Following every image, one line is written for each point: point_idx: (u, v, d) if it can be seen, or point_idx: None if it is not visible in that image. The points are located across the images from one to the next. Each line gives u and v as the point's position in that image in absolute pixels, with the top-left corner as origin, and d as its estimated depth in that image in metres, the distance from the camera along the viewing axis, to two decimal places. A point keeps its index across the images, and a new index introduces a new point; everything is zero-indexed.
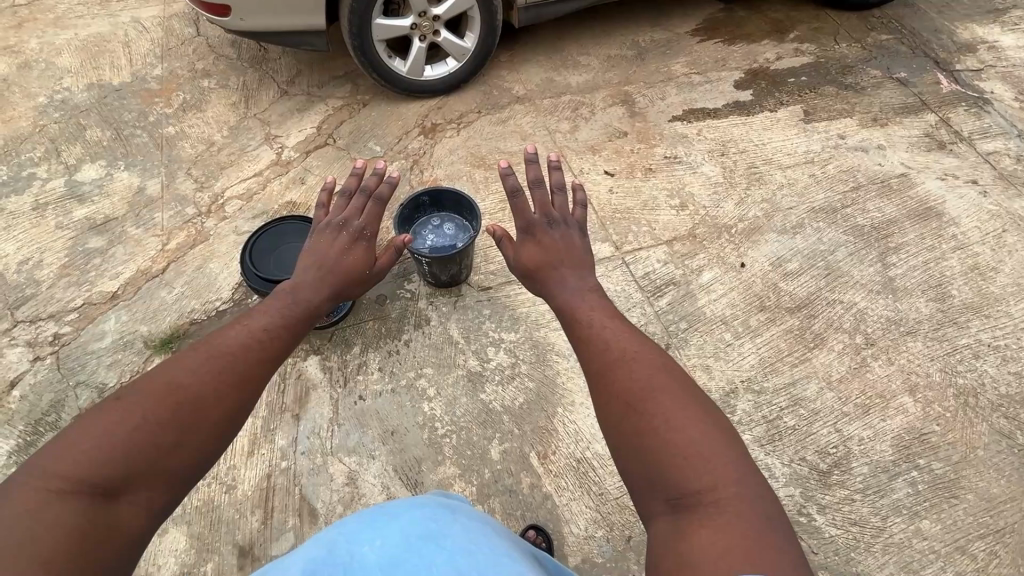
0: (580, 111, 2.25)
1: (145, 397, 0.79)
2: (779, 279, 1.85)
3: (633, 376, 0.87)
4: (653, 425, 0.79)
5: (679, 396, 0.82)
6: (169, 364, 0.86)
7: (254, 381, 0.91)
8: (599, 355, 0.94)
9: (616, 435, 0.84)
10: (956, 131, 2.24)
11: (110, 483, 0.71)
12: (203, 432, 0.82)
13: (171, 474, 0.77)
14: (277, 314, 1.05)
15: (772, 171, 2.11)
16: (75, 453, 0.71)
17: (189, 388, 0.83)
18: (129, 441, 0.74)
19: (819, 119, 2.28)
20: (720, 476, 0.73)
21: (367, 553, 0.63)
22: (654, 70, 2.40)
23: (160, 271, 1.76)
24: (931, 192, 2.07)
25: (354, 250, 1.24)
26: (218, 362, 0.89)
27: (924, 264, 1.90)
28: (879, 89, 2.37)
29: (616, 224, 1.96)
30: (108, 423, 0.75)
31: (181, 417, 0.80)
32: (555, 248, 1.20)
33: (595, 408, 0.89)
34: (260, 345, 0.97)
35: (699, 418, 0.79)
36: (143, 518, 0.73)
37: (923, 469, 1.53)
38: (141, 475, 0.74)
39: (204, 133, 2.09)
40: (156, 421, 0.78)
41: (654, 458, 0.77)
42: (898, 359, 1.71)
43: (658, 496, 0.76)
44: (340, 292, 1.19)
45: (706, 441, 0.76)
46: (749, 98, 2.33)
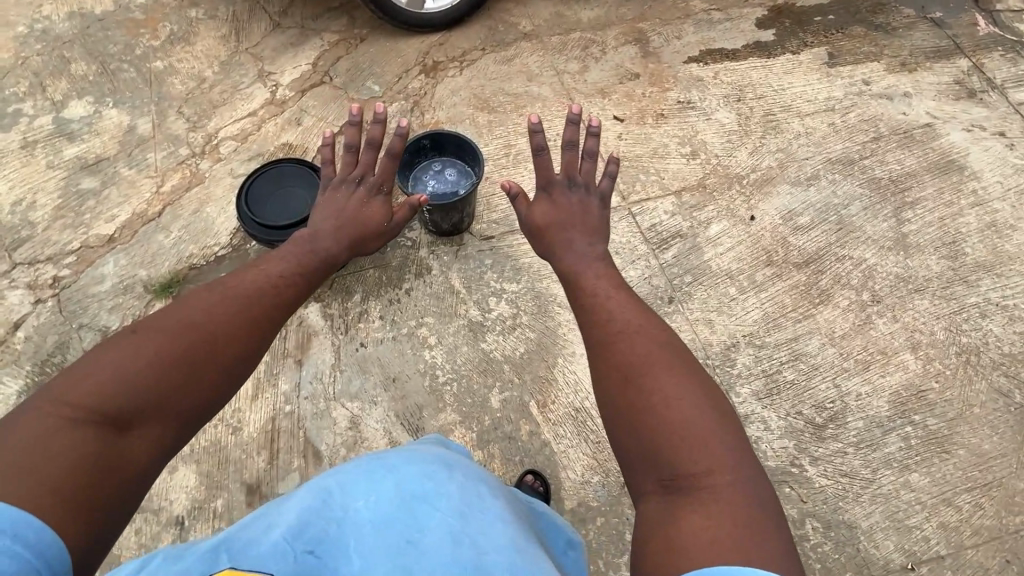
0: (591, 50, 2.12)
1: (157, 334, 0.80)
2: (789, 234, 1.81)
3: (633, 351, 0.91)
4: (652, 401, 0.83)
5: (679, 374, 0.87)
6: (183, 303, 0.87)
7: (266, 326, 0.93)
8: (602, 325, 0.98)
9: (612, 407, 0.88)
10: (989, 79, 2.11)
11: (120, 417, 0.72)
12: (215, 373, 0.82)
13: (182, 412, 0.78)
14: (291, 262, 1.07)
15: (789, 119, 2.02)
16: (87, 382, 0.72)
17: (203, 327, 0.84)
18: (140, 375, 0.75)
19: (844, 63, 2.15)
20: (716, 460, 0.77)
21: (361, 508, 0.67)
22: (671, 6, 2.24)
23: (157, 214, 1.73)
24: (955, 144, 1.98)
25: (374, 201, 1.23)
26: (233, 305, 0.91)
27: (939, 221, 1.85)
28: (912, 30, 2.22)
29: (623, 172, 1.89)
30: (120, 358, 0.75)
31: (192, 356, 0.81)
32: (569, 211, 1.20)
33: (593, 381, 0.93)
34: (276, 293, 0.98)
35: (700, 398, 0.83)
36: (153, 455, 0.74)
37: (918, 425, 1.55)
38: (150, 410, 0.75)
39: (195, 69, 1.99)
40: (168, 359, 0.78)
41: (651, 431, 0.81)
42: (903, 316, 1.70)
43: (650, 473, 0.80)
44: (363, 244, 1.20)
45: (705, 422, 0.81)
46: (771, 39, 2.18)
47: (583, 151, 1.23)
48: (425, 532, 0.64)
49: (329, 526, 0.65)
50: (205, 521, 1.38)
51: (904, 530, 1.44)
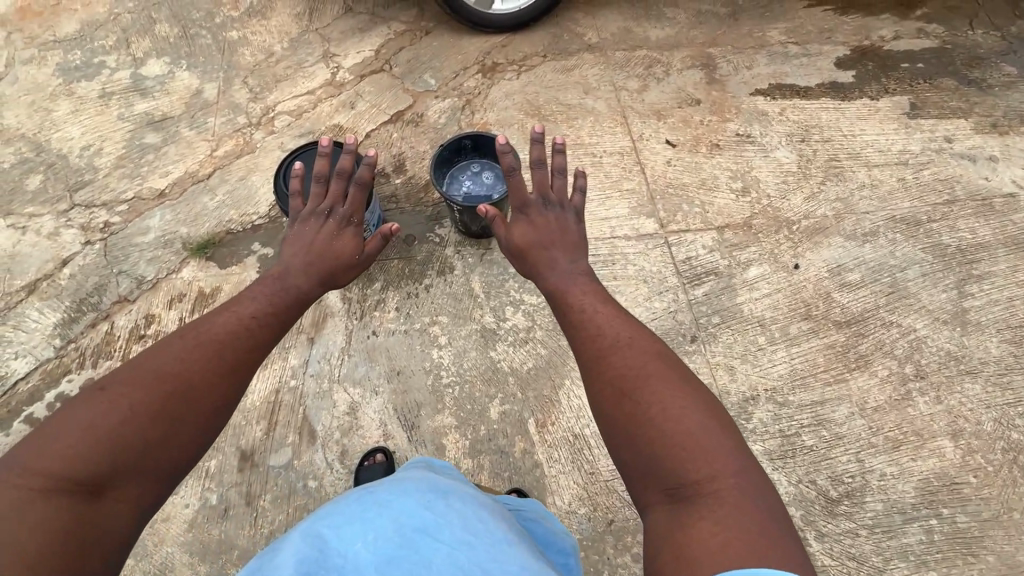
0: (654, 69, 2.06)
1: (130, 389, 0.83)
2: (833, 289, 1.70)
3: (627, 363, 0.90)
4: (650, 412, 0.82)
5: (675, 384, 0.86)
6: (156, 353, 0.89)
7: (244, 368, 0.96)
8: (593, 340, 0.97)
9: (607, 422, 0.87)
10: None
11: (92, 480, 0.74)
12: (194, 419, 0.86)
13: (157, 470, 0.81)
14: (271, 304, 1.09)
15: (855, 167, 1.89)
16: (59, 449, 0.74)
17: (176, 376, 0.87)
18: (110, 436, 0.77)
19: (927, 115, 2.00)
20: (721, 466, 0.76)
21: (355, 552, 0.64)
22: (746, 35, 2.15)
23: (206, 176, 1.80)
24: None
25: (347, 233, 1.26)
26: (208, 349, 0.93)
27: (1008, 300, 1.69)
28: (1010, 89, 2.05)
29: (666, 199, 1.82)
30: (97, 415, 0.78)
31: (162, 411, 0.83)
32: (548, 229, 1.20)
33: (589, 397, 0.92)
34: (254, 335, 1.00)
35: (698, 406, 0.83)
36: (130, 514, 0.77)
37: (944, 520, 1.42)
38: (126, 468, 0.78)
39: (266, 42, 2.07)
40: (144, 412, 0.81)
41: (649, 445, 0.80)
42: (948, 399, 1.56)
43: (654, 486, 0.79)
44: (338, 275, 1.23)
45: (705, 431, 0.79)
46: (849, 81, 2.06)
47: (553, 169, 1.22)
48: (431, 568, 0.63)
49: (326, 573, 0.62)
50: (197, 479, 1.42)
51: None
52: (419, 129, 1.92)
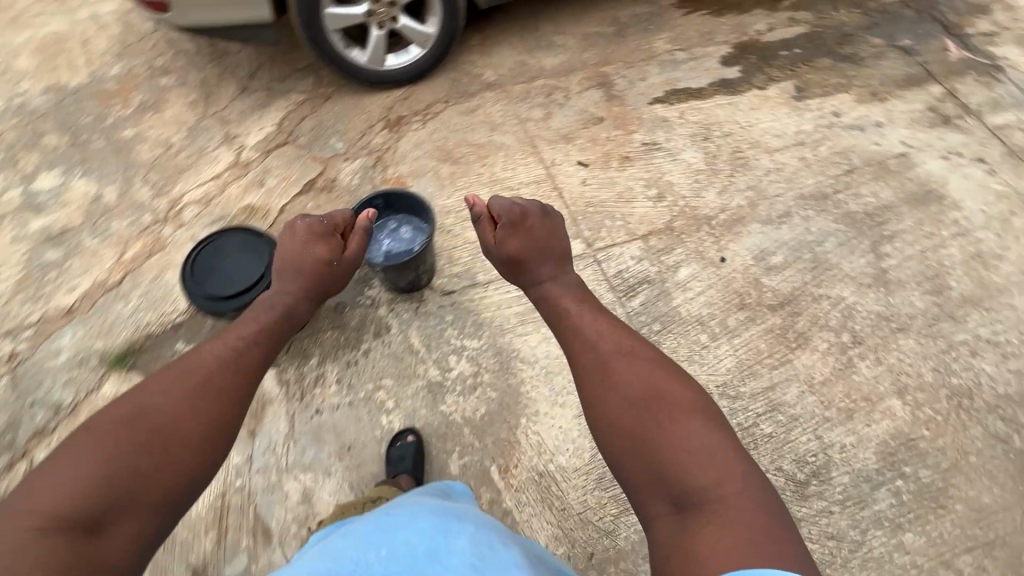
0: (554, 96, 2.13)
1: (120, 425, 0.85)
2: (760, 274, 1.75)
3: (629, 371, 0.94)
4: (655, 423, 0.86)
5: (676, 391, 0.90)
6: (151, 389, 0.92)
7: (239, 399, 0.98)
8: (592, 349, 1.00)
9: (611, 427, 0.91)
10: (963, 104, 2.08)
11: (92, 516, 0.76)
12: (191, 453, 0.89)
13: (156, 508, 0.83)
14: (262, 333, 1.11)
15: (758, 155, 1.98)
16: (53, 489, 0.76)
17: (165, 408, 0.90)
18: (109, 474, 0.80)
19: (813, 95, 2.12)
20: (724, 470, 0.80)
21: (373, 559, 0.70)
22: (634, 49, 2.25)
23: (116, 283, 1.72)
24: (932, 173, 1.93)
25: (327, 241, 1.28)
26: (203, 385, 0.96)
27: (921, 254, 1.77)
28: (881, 59, 2.20)
29: (588, 218, 1.85)
30: (96, 456, 0.81)
31: (160, 450, 0.86)
32: (543, 237, 1.24)
33: (591, 406, 0.95)
34: (247, 367, 1.02)
35: (702, 415, 0.86)
36: (129, 551, 0.79)
37: (909, 478, 1.45)
38: (122, 504, 0.80)
39: (162, 135, 2.03)
40: (133, 444, 0.84)
41: (654, 453, 0.84)
42: (888, 359, 1.61)
43: (660, 495, 0.82)
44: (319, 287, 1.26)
45: (707, 434, 0.84)
46: (736, 76, 2.17)
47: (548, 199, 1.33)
48: None
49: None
50: None
51: None
52: (333, 194, 1.90)
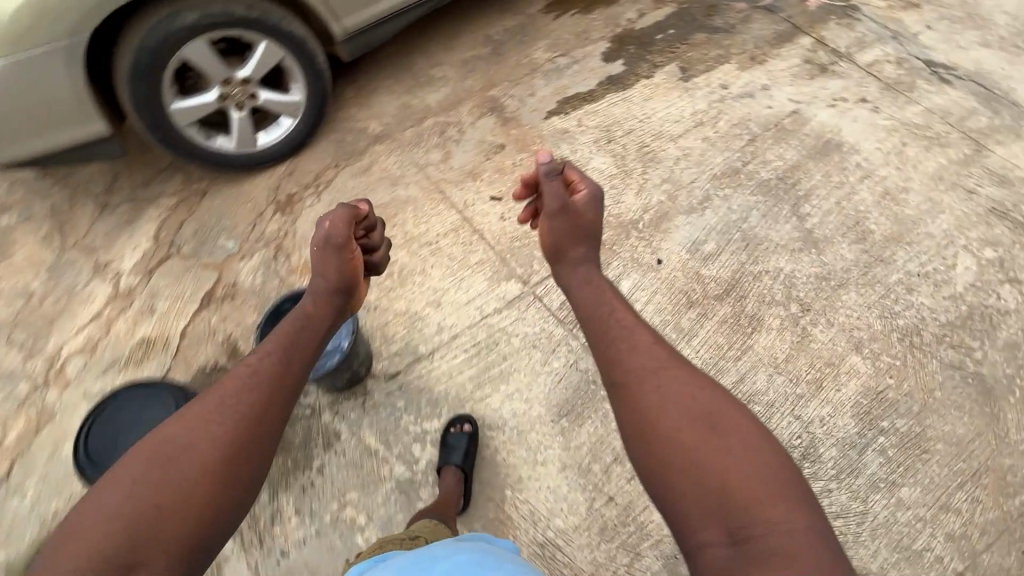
0: (448, 133, 2.02)
1: (145, 465, 0.83)
2: (699, 266, 1.72)
3: (686, 389, 0.97)
4: (716, 444, 0.88)
5: (736, 418, 0.93)
6: (180, 421, 0.89)
7: (264, 423, 0.93)
8: (641, 360, 1.04)
9: (665, 445, 0.91)
10: (833, 50, 2.16)
11: (117, 564, 0.74)
12: (219, 487, 0.84)
13: (186, 551, 0.79)
14: (281, 346, 1.05)
15: (663, 145, 1.96)
16: (83, 546, 0.74)
17: (191, 441, 0.86)
18: (137, 515, 0.78)
19: (698, 72, 2.13)
20: (785, 508, 0.81)
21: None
22: (516, 65, 2.18)
23: (3, 475, 1.46)
24: (826, 123, 1.98)
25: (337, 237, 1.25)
26: (229, 413, 0.91)
27: (837, 206, 1.81)
28: (749, 22, 2.25)
29: (517, 254, 1.76)
30: (123, 500, 0.79)
31: (187, 488, 0.82)
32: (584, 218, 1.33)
33: (646, 412, 0.96)
34: (271, 387, 0.97)
35: (760, 445, 0.89)
36: None
37: (889, 432, 1.46)
38: (151, 550, 0.76)
39: (19, 283, 1.75)
40: (156, 485, 0.81)
41: (714, 476, 0.85)
42: (837, 318, 1.63)
43: (715, 523, 0.82)
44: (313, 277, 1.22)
45: (766, 466, 0.86)
46: (621, 70, 2.15)
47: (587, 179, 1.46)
48: None
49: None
50: None
51: (915, 558, 1.32)
52: (238, 300, 1.71)
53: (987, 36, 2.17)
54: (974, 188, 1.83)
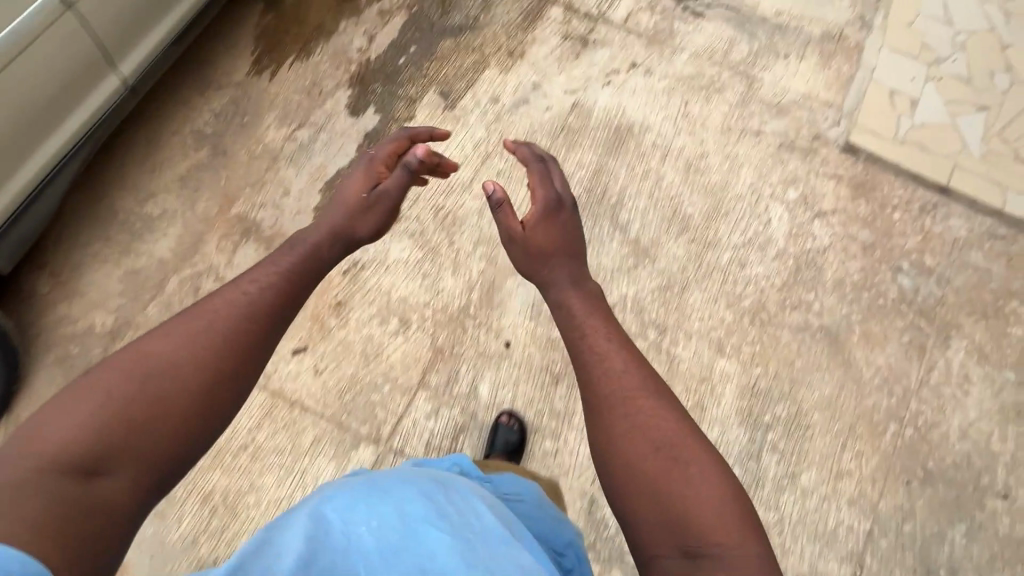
0: (206, 287, 1.59)
1: (137, 361, 0.82)
2: (549, 330, 1.56)
3: (652, 414, 0.91)
4: (676, 471, 0.84)
5: (699, 449, 0.87)
6: (162, 335, 0.87)
7: (245, 345, 0.91)
8: (609, 381, 0.96)
9: (630, 471, 0.87)
10: (586, 13, 1.96)
11: (89, 461, 0.72)
12: (199, 397, 0.84)
13: (165, 453, 0.79)
14: (279, 280, 1.03)
15: (459, 200, 1.70)
16: (58, 433, 0.73)
17: (177, 352, 0.85)
18: (111, 417, 0.76)
19: (462, 91, 1.84)
20: (734, 536, 0.79)
21: (364, 533, 0.67)
22: (249, 159, 1.73)
23: None
24: (609, 107, 1.83)
25: (365, 171, 1.27)
26: (214, 339, 0.89)
27: (651, 200, 1.71)
28: (492, 8, 1.96)
29: (354, 409, 1.48)
30: (108, 393, 0.78)
31: (166, 400, 0.80)
32: (551, 233, 1.19)
33: (611, 430, 0.92)
34: (260, 324, 0.94)
35: (716, 477, 0.84)
36: (126, 499, 0.74)
37: (773, 424, 1.49)
38: (124, 449, 0.76)
39: None
40: (142, 388, 0.80)
41: (666, 499, 0.83)
42: (693, 326, 1.58)
43: (670, 542, 0.80)
44: (346, 221, 1.20)
45: (722, 498, 0.82)
46: (376, 120, 1.79)
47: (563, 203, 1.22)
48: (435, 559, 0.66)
49: (329, 558, 0.65)
50: None
51: (832, 538, 1.39)
52: None
53: None
54: (759, 128, 1.82)
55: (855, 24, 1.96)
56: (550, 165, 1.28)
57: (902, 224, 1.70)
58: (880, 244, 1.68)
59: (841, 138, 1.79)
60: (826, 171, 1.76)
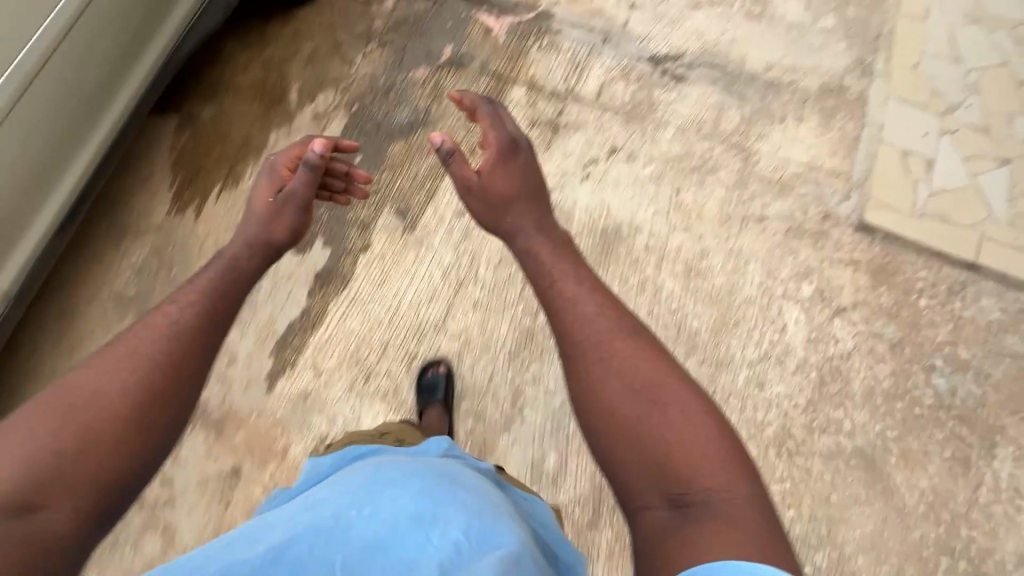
0: (152, 491, 1.37)
1: (69, 392, 0.76)
2: (554, 494, 1.37)
3: (630, 358, 0.87)
4: (657, 416, 0.81)
5: (679, 386, 0.84)
6: (89, 366, 0.79)
7: (185, 364, 0.83)
8: (581, 330, 0.92)
9: (611, 418, 0.83)
10: (552, 91, 1.71)
11: (23, 498, 0.66)
12: (134, 426, 0.76)
13: (103, 488, 0.72)
14: (205, 295, 0.92)
15: (434, 343, 1.48)
16: None
17: (107, 382, 0.77)
18: (37, 457, 0.69)
19: (421, 205, 1.60)
20: (717, 472, 0.77)
21: (353, 520, 0.62)
22: None
23: None
24: (591, 206, 1.60)
25: (268, 177, 1.13)
26: (144, 362, 0.80)
27: (651, 317, 1.51)
28: (444, 95, 1.70)
29: None
30: (37, 427, 0.72)
31: (95, 432, 0.73)
32: (512, 176, 1.13)
33: (588, 379, 0.88)
34: (192, 344, 0.85)
35: (700, 415, 0.81)
36: (65, 535, 0.68)
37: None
38: (57, 485, 0.69)
39: None
40: (72, 422, 0.73)
41: (652, 444, 0.80)
42: None
43: (655, 488, 0.78)
44: (260, 230, 1.07)
45: (706, 436, 0.79)
46: (326, 253, 1.54)
47: (517, 143, 1.16)
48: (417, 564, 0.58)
49: (313, 543, 0.60)
50: None
51: None
52: None
53: None
54: (762, 212, 1.61)
55: (855, 72, 1.74)
56: (499, 105, 1.20)
57: (930, 312, 1.52)
58: (909, 340, 1.50)
59: (853, 215, 1.60)
60: (841, 257, 1.57)
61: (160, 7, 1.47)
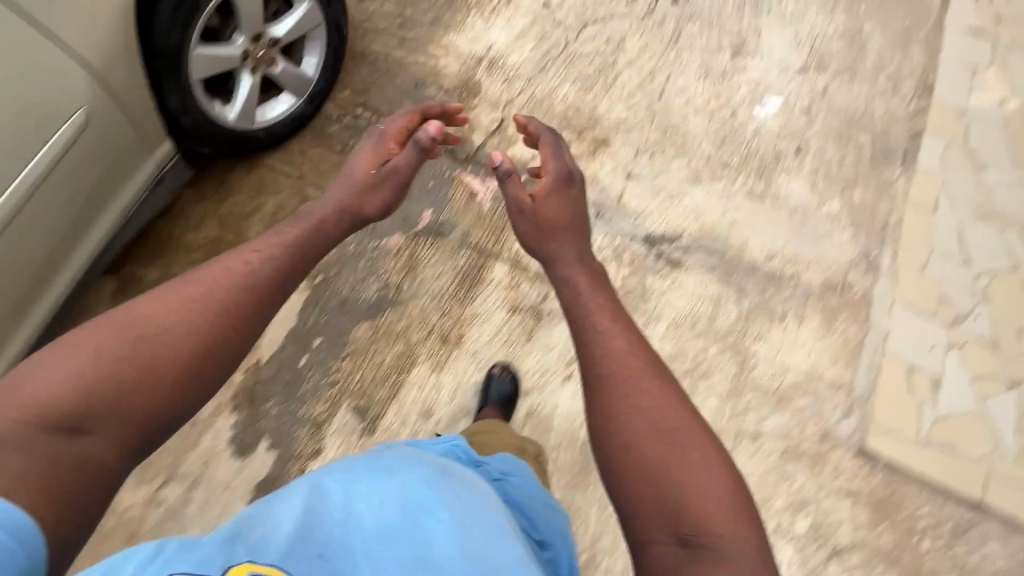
0: None
1: (141, 318, 0.79)
2: None
3: (652, 396, 0.82)
4: (674, 457, 0.76)
5: (699, 431, 0.79)
6: (160, 297, 0.82)
7: (248, 320, 0.87)
8: (607, 360, 0.87)
9: (626, 452, 0.79)
10: (537, 271, 1.56)
11: (73, 419, 0.69)
12: (195, 363, 0.80)
13: (155, 419, 0.76)
14: (283, 252, 0.97)
15: None
16: (51, 386, 0.70)
17: (173, 321, 0.81)
18: (105, 378, 0.73)
19: (383, 402, 1.43)
20: (727, 522, 0.72)
21: (362, 512, 0.60)
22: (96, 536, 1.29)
23: None
24: (572, 413, 1.44)
25: (377, 148, 1.22)
26: (214, 306, 0.84)
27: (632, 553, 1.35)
28: (418, 268, 1.54)
29: None
30: (106, 346, 0.75)
31: (157, 367, 0.77)
32: (559, 205, 1.10)
33: (606, 411, 0.83)
34: (258, 300, 0.89)
35: (718, 464, 0.76)
36: (110, 457, 0.71)
37: None
38: (119, 405, 0.73)
39: None
40: (136, 354, 0.76)
41: (662, 485, 0.75)
42: None
43: (663, 525, 0.73)
44: (355, 199, 1.14)
45: (718, 487, 0.74)
46: (271, 458, 1.36)
47: (574, 178, 1.13)
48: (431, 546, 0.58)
49: (331, 534, 0.57)
50: None
51: None
52: None
53: (691, 163, 1.71)
54: (757, 427, 1.48)
55: (860, 267, 1.63)
56: (561, 138, 1.21)
57: (933, 560, 1.39)
58: None
59: (854, 437, 1.47)
60: (839, 487, 1.44)
61: (96, 200, 1.28)
